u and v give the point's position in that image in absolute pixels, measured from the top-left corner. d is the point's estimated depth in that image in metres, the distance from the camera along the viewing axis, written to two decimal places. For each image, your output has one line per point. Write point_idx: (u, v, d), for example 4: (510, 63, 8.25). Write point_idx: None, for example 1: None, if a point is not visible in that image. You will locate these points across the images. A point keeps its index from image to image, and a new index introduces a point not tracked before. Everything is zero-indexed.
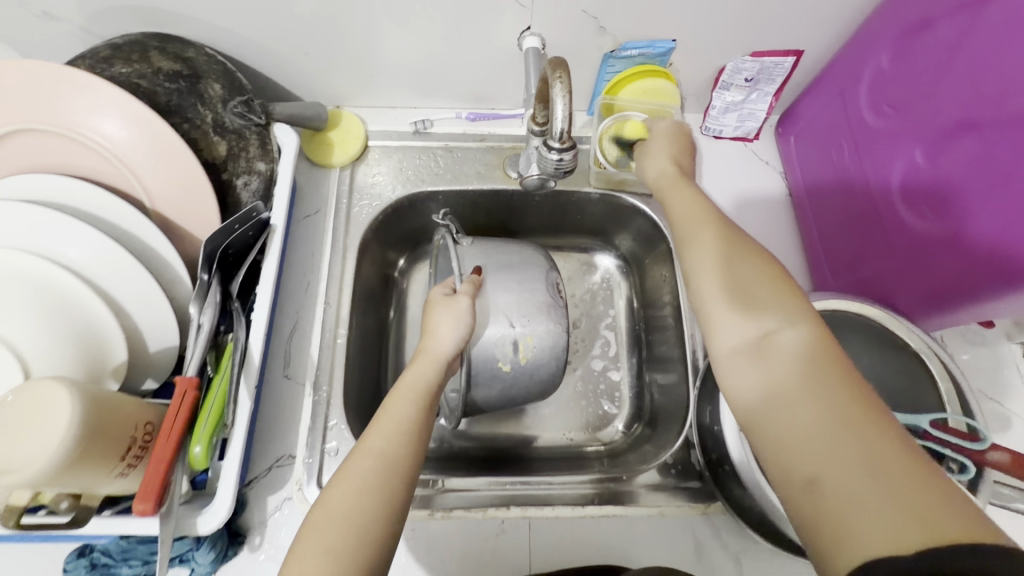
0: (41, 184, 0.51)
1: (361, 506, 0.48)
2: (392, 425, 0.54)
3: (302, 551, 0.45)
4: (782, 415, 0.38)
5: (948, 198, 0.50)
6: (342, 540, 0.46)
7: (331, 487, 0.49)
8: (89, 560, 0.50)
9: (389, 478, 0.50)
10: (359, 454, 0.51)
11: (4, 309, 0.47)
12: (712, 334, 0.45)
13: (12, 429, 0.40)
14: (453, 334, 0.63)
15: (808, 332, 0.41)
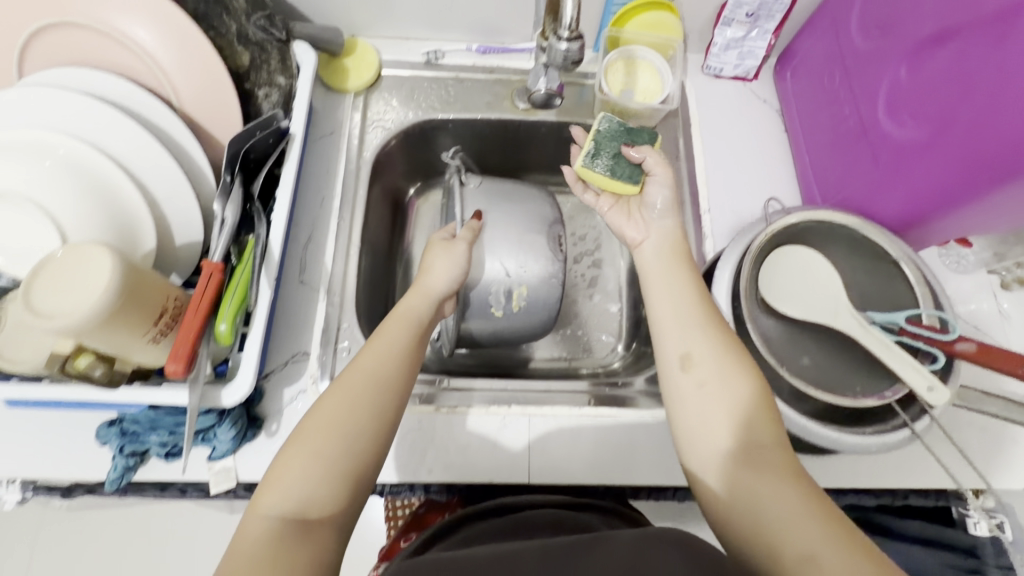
0: (80, 78, 0.54)
1: (351, 417, 0.51)
2: (386, 350, 0.56)
3: (292, 450, 0.49)
4: (752, 508, 0.43)
5: (926, 106, 0.54)
6: (329, 450, 0.49)
7: (324, 399, 0.52)
8: (120, 428, 0.55)
9: (378, 399, 0.53)
10: (352, 377, 0.53)
11: (48, 184, 0.50)
12: (696, 448, 0.47)
13: (65, 278, 0.44)
14: (450, 267, 0.65)
15: (755, 377, 0.48)
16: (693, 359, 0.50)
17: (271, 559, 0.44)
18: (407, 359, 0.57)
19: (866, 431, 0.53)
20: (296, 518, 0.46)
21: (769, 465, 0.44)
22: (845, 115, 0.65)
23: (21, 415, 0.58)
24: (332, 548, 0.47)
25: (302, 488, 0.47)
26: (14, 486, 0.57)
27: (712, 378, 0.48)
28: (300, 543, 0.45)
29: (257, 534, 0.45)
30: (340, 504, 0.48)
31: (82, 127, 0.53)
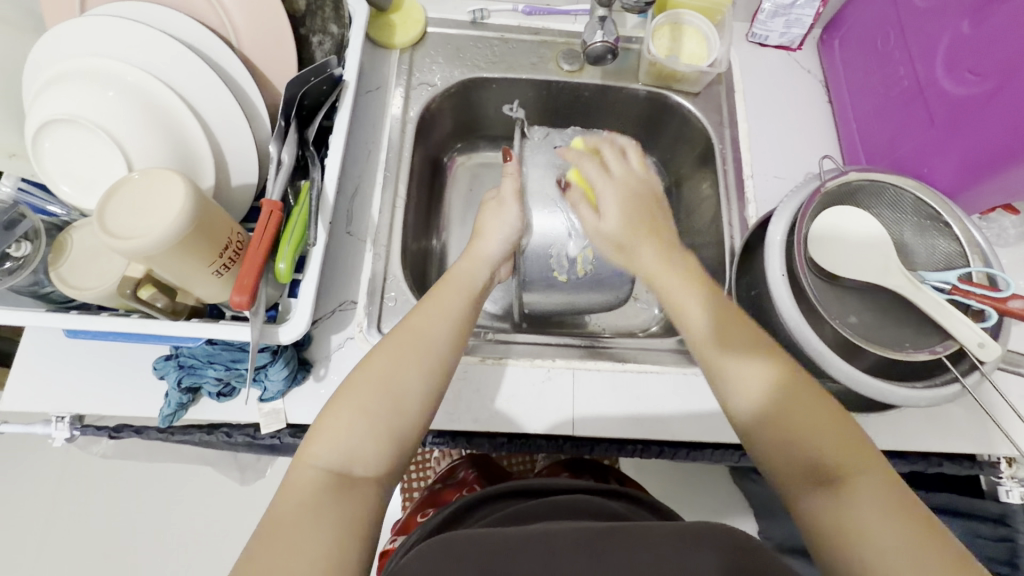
0: (146, 13, 0.55)
1: (405, 372, 0.48)
2: (439, 312, 0.54)
3: (340, 403, 0.46)
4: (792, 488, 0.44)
5: (988, 62, 0.54)
6: (377, 407, 0.46)
7: (372, 355, 0.50)
8: (177, 361, 0.57)
9: (426, 362, 0.50)
10: (405, 335, 0.51)
11: (115, 112, 0.51)
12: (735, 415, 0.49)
13: (142, 202, 0.45)
14: (505, 231, 0.64)
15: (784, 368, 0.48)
16: (756, 408, 0.47)
17: (315, 512, 0.41)
18: (458, 324, 0.54)
19: (917, 386, 0.54)
20: (341, 473, 0.44)
21: (865, 500, 0.41)
22: (899, 77, 0.66)
23: (76, 347, 0.59)
24: (376, 509, 0.44)
25: (351, 442, 0.45)
26: (64, 423, 0.58)
27: (784, 422, 0.46)
28: (343, 500, 0.42)
29: (303, 488, 0.42)
30: (387, 466, 0.46)
31: (146, 60, 0.53)
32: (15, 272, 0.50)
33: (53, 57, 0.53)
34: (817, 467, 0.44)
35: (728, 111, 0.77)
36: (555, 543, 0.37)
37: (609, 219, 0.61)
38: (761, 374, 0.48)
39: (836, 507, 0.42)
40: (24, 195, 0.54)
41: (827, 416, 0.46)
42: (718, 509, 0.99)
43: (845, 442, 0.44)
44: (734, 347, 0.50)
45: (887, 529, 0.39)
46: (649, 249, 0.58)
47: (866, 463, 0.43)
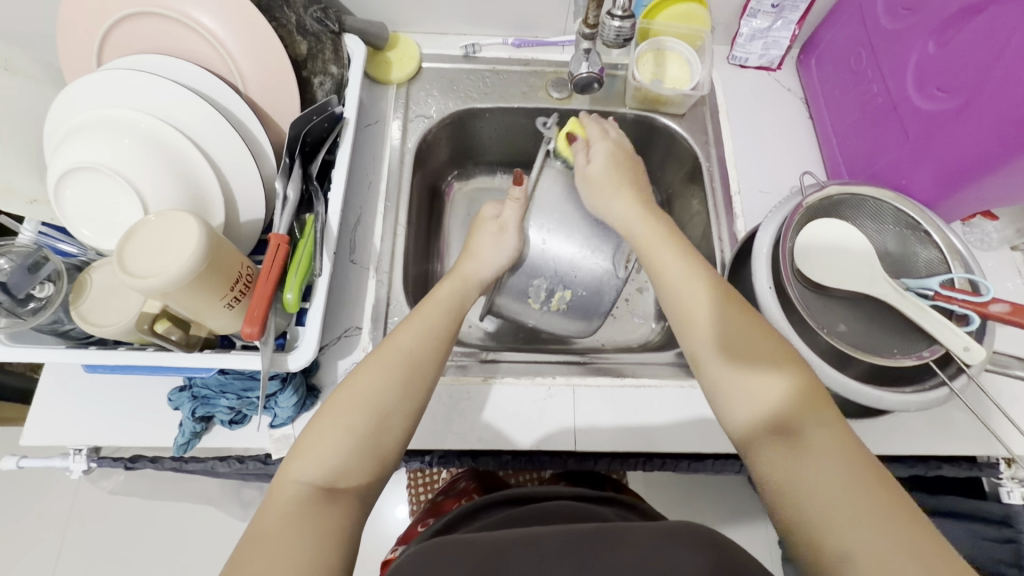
0: (157, 64, 0.59)
1: (387, 389, 0.50)
2: (423, 330, 0.55)
3: (324, 424, 0.48)
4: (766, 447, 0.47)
5: (955, 80, 0.57)
6: (361, 424, 0.48)
7: (356, 375, 0.51)
8: (191, 392, 0.59)
9: (411, 380, 0.51)
10: (387, 353, 0.52)
11: (130, 158, 0.54)
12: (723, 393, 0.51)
13: (159, 240, 0.48)
14: (495, 253, 0.65)
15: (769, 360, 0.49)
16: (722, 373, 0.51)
17: (295, 521, 0.42)
18: (442, 342, 0.55)
19: (906, 391, 0.56)
20: (325, 486, 0.45)
21: (811, 449, 0.44)
22: (873, 94, 0.69)
23: (94, 381, 0.61)
24: (355, 519, 0.45)
25: (336, 456, 0.46)
26: (81, 455, 0.61)
27: (751, 389, 0.49)
28: (325, 511, 0.44)
29: (284, 499, 0.44)
30: (371, 476, 0.47)
31: (158, 107, 0.57)
32: (38, 311, 0.53)
33: (73, 108, 0.57)
34: (773, 420, 0.47)
35: (712, 130, 0.80)
36: (540, 542, 0.40)
37: (596, 163, 0.65)
38: (738, 348, 0.51)
39: (784, 451, 0.45)
40: (43, 238, 0.59)
41: (791, 378, 0.49)
42: (726, 520, 0.99)
43: (805, 399, 0.47)
44: (751, 372, 0.49)
45: (823, 472, 0.43)
46: (621, 201, 0.63)
47: (821, 416, 0.46)
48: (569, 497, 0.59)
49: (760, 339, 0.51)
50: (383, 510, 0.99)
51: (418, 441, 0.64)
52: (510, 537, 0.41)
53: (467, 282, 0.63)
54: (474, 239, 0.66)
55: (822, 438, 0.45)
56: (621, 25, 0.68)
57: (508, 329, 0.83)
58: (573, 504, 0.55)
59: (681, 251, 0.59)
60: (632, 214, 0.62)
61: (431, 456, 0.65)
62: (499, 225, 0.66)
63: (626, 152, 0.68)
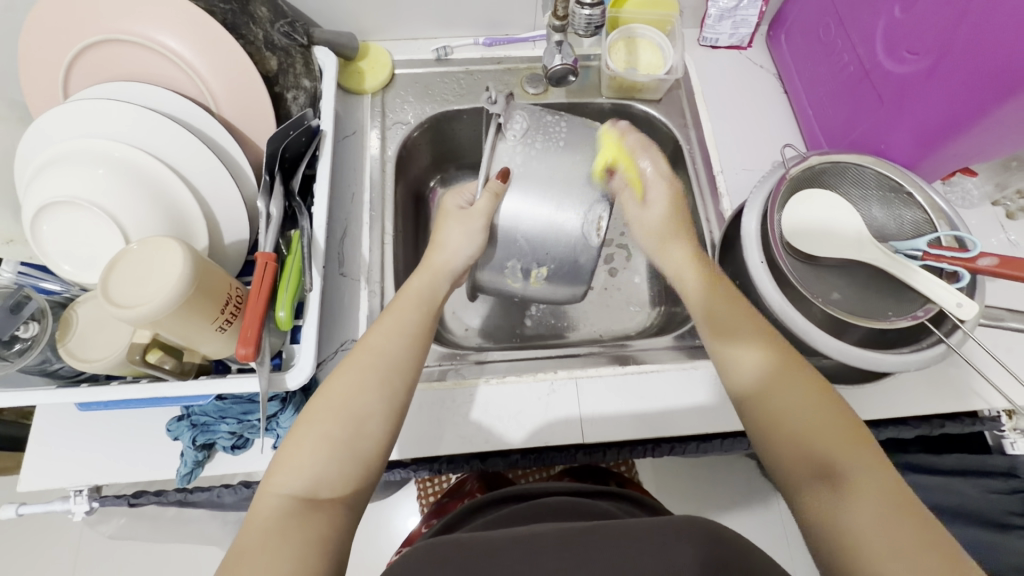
0: (125, 92, 0.58)
1: (365, 390, 0.49)
2: (395, 328, 0.54)
3: (302, 433, 0.46)
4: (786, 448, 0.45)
5: (922, 41, 0.58)
6: (339, 428, 0.46)
7: (331, 380, 0.50)
8: (190, 421, 0.58)
9: (389, 380, 0.50)
10: (363, 355, 0.51)
11: (106, 189, 0.53)
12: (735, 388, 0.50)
13: (141, 269, 0.47)
14: (463, 240, 0.62)
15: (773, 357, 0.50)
16: (756, 404, 0.48)
17: (278, 534, 0.40)
18: (417, 340, 0.54)
19: (904, 352, 0.56)
20: (308, 495, 0.44)
21: (865, 500, 0.40)
22: (845, 63, 0.69)
23: (89, 418, 0.60)
24: (343, 528, 0.43)
25: (315, 464, 0.45)
26: (83, 496, 0.60)
27: (798, 429, 0.45)
28: (308, 521, 0.42)
29: (263, 515, 0.42)
30: (356, 481, 0.46)
31: (131, 134, 0.56)
32: (25, 352, 0.51)
33: (43, 143, 0.56)
34: (818, 467, 0.43)
35: (690, 113, 0.81)
36: (539, 542, 0.40)
37: (654, 210, 0.66)
38: (785, 384, 0.47)
39: (837, 503, 0.40)
40: (23, 278, 0.56)
41: (841, 425, 0.44)
42: (738, 499, 0.99)
43: (851, 442, 0.43)
44: (742, 344, 0.52)
45: (876, 529, 0.38)
46: (680, 247, 0.64)
47: (872, 462, 0.42)
48: (568, 492, 0.60)
49: (801, 373, 0.48)
50: (398, 523, 0.98)
51: (425, 449, 0.63)
52: (510, 537, 0.41)
53: (438, 275, 0.61)
54: (443, 230, 0.64)
55: (873, 485, 0.40)
56: (590, 11, 0.71)
57: (505, 329, 0.83)
58: (569, 500, 0.55)
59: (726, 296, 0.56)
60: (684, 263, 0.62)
61: (439, 462, 0.66)
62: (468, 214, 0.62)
63: (681, 189, 0.68)
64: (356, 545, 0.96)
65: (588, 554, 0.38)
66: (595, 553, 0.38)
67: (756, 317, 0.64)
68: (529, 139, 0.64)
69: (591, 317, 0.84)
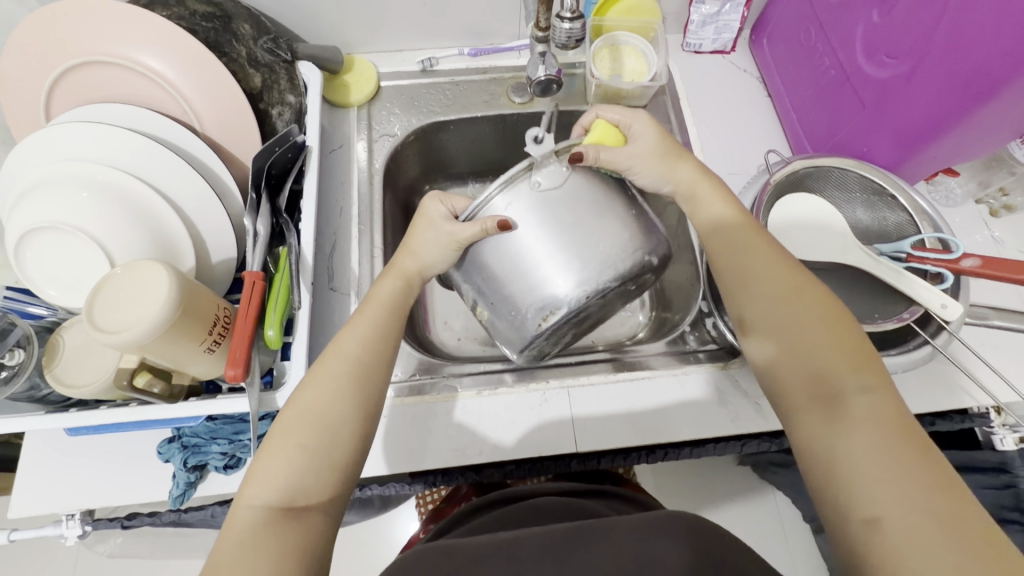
0: (108, 115, 0.58)
1: (337, 397, 0.48)
2: (370, 337, 0.53)
3: (274, 443, 0.45)
4: (799, 378, 0.46)
5: (901, 45, 0.58)
6: (312, 439, 0.46)
7: (300, 389, 0.49)
8: (181, 442, 0.58)
9: (362, 387, 0.50)
10: (335, 362, 0.50)
11: (91, 212, 0.53)
12: (758, 328, 0.50)
13: (127, 293, 0.46)
14: (442, 256, 0.57)
15: (803, 298, 0.49)
16: (783, 338, 0.48)
17: (256, 545, 0.40)
18: (388, 345, 0.54)
19: (892, 354, 0.57)
20: (284, 507, 0.43)
21: (857, 419, 0.42)
22: (826, 67, 0.70)
23: (79, 442, 0.60)
24: (321, 538, 0.43)
25: (291, 475, 0.44)
26: (75, 520, 0.59)
27: (800, 352, 0.47)
28: (284, 532, 0.41)
29: (238, 527, 0.41)
30: (332, 490, 0.45)
31: (113, 156, 0.55)
32: (11, 380, 0.50)
33: (24, 167, 0.55)
34: (817, 387, 0.45)
35: (675, 118, 0.81)
36: (525, 548, 0.40)
37: (642, 138, 0.60)
38: (787, 305, 0.49)
39: (829, 422, 0.43)
40: (11, 302, 0.56)
41: (844, 347, 0.45)
42: (735, 499, 1.00)
43: (853, 363, 0.44)
44: (761, 270, 0.52)
45: (876, 459, 0.39)
46: (683, 167, 0.61)
47: (885, 396, 0.43)
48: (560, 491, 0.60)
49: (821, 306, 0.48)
50: (398, 533, 0.98)
51: (420, 462, 0.63)
52: (496, 540, 0.41)
53: (410, 283, 0.59)
54: (417, 237, 0.58)
55: (871, 409, 0.42)
56: (572, 26, 0.67)
57: (496, 336, 0.83)
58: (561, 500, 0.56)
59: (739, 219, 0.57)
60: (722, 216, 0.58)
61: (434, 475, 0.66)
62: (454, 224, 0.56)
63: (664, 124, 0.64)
64: (355, 558, 0.96)
65: (569, 556, 0.38)
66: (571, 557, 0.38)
67: None
68: (550, 201, 0.53)
69: None
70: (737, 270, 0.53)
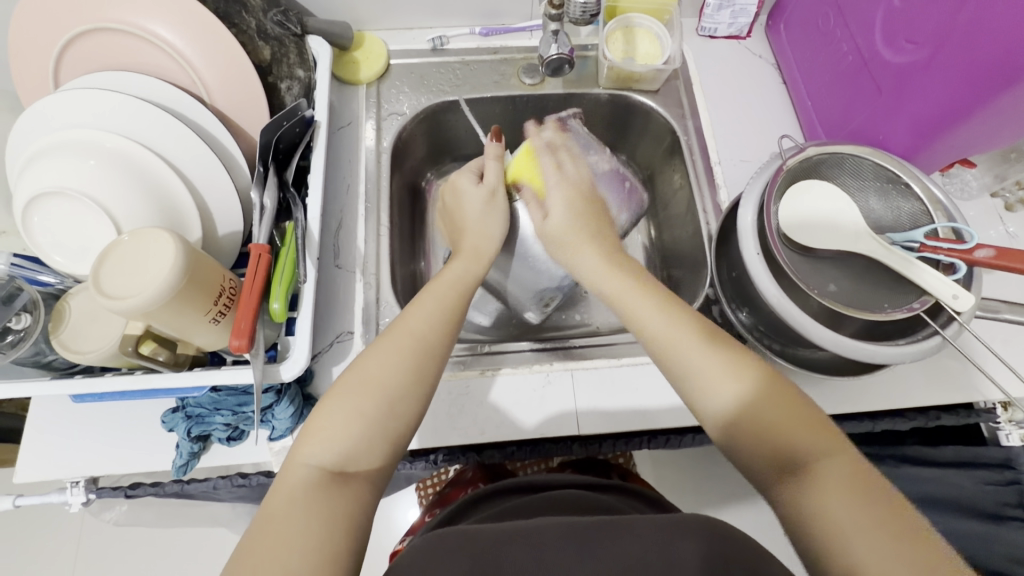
0: (116, 83, 0.58)
1: (398, 370, 0.48)
2: (436, 311, 0.53)
3: (335, 406, 0.46)
4: (759, 451, 0.43)
5: (921, 31, 0.57)
6: (372, 406, 0.46)
7: (366, 355, 0.49)
8: (185, 412, 0.58)
9: (423, 364, 0.49)
10: (400, 335, 0.50)
11: (98, 180, 0.53)
12: (700, 401, 0.47)
13: (132, 260, 0.46)
14: (481, 219, 0.65)
15: (736, 365, 0.47)
16: (727, 415, 0.46)
17: (304, 506, 0.40)
18: (451, 324, 0.53)
19: (900, 343, 0.56)
20: (336, 470, 0.44)
21: (827, 487, 0.39)
22: (844, 53, 0.69)
23: (84, 409, 0.60)
24: (365, 506, 0.44)
25: (346, 439, 0.45)
26: (79, 488, 0.60)
27: (755, 426, 0.44)
28: (333, 497, 0.42)
29: (291, 484, 0.42)
30: (381, 460, 0.46)
31: (121, 124, 0.55)
32: (18, 345, 0.51)
33: (32, 133, 0.55)
34: (779, 461, 0.42)
35: (687, 103, 0.80)
36: (545, 536, 0.41)
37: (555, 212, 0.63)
38: (731, 379, 0.46)
39: (801, 494, 0.40)
40: (17, 270, 0.55)
41: (799, 416, 0.43)
42: (733, 490, 1.00)
43: (810, 432, 0.43)
44: (697, 355, 0.48)
45: (857, 527, 0.37)
46: (587, 249, 0.59)
47: (843, 456, 0.41)
48: (572, 485, 0.60)
49: (754, 371, 0.47)
50: (398, 516, 0.98)
51: (421, 441, 0.63)
52: (514, 529, 0.42)
53: (478, 263, 0.61)
54: (465, 212, 0.66)
55: (836, 474, 0.40)
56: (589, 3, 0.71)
57: (501, 319, 0.83)
58: (575, 493, 0.56)
59: (666, 308, 0.52)
60: (600, 271, 0.57)
61: (436, 454, 0.66)
62: (479, 191, 0.66)
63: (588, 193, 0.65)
64: None
65: (591, 545, 0.39)
66: (606, 541, 0.39)
67: (752, 309, 0.64)
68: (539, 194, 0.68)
69: (590, 309, 0.84)
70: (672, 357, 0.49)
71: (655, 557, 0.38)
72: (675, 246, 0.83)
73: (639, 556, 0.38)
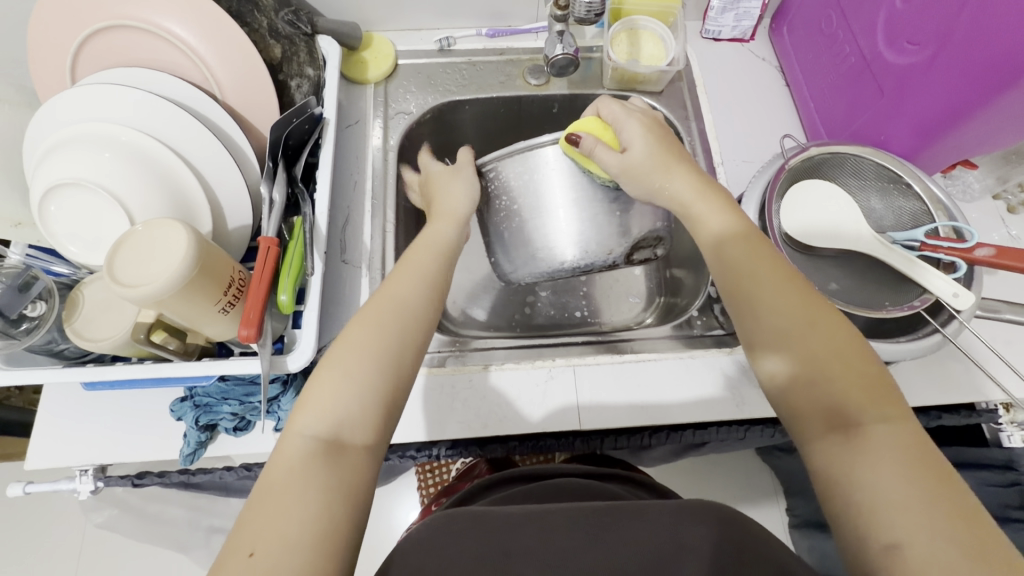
0: (131, 80, 0.59)
1: (386, 340, 0.49)
2: (415, 280, 0.54)
3: (326, 373, 0.46)
4: (813, 398, 0.45)
5: (923, 32, 0.58)
6: (366, 373, 0.46)
7: (352, 325, 0.49)
8: (193, 401, 0.59)
9: (409, 332, 0.50)
10: (382, 304, 0.51)
11: (114, 172, 0.54)
12: (771, 358, 0.48)
13: (143, 249, 0.47)
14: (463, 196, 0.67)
15: (813, 325, 0.47)
16: (795, 373, 0.46)
17: (302, 476, 0.41)
18: (433, 291, 0.54)
19: (901, 342, 0.57)
20: (330, 439, 0.43)
21: (879, 451, 0.40)
22: (846, 55, 0.70)
23: (94, 399, 0.61)
24: (365, 473, 0.44)
25: (339, 408, 0.44)
26: (88, 476, 0.60)
27: (814, 385, 0.45)
28: (333, 467, 0.42)
29: (288, 455, 0.42)
30: (376, 431, 0.45)
31: (136, 118, 0.56)
32: (32, 331, 0.52)
33: (49, 127, 0.57)
34: (830, 417, 0.43)
35: (692, 105, 0.81)
36: (549, 520, 0.41)
37: (635, 151, 0.60)
38: (812, 361, 0.45)
39: (847, 452, 0.41)
40: (32, 260, 0.57)
41: (860, 377, 0.44)
42: (735, 493, 1.00)
43: (871, 395, 0.43)
44: (780, 316, 0.48)
45: (902, 492, 0.38)
46: (680, 177, 0.59)
47: (889, 417, 0.42)
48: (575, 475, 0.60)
49: (823, 331, 0.47)
50: (399, 516, 0.98)
51: (425, 433, 0.63)
52: (522, 511, 0.43)
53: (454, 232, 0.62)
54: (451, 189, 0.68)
55: (889, 439, 0.41)
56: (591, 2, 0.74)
57: (502, 315, 0.84)
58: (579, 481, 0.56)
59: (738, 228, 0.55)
60: (690, 196, 0.58)
61: (439, 448, 0.65)
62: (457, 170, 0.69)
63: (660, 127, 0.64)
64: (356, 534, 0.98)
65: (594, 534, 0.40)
66: (602, 536, 0.39)
67: None
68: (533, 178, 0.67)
69: (590, 308, 0.85)
70: (756, 331, 0.50)
71: (657, 544, 0.38)
72: (679, 244, 0.83)
73: (636, 547, 0.38)
